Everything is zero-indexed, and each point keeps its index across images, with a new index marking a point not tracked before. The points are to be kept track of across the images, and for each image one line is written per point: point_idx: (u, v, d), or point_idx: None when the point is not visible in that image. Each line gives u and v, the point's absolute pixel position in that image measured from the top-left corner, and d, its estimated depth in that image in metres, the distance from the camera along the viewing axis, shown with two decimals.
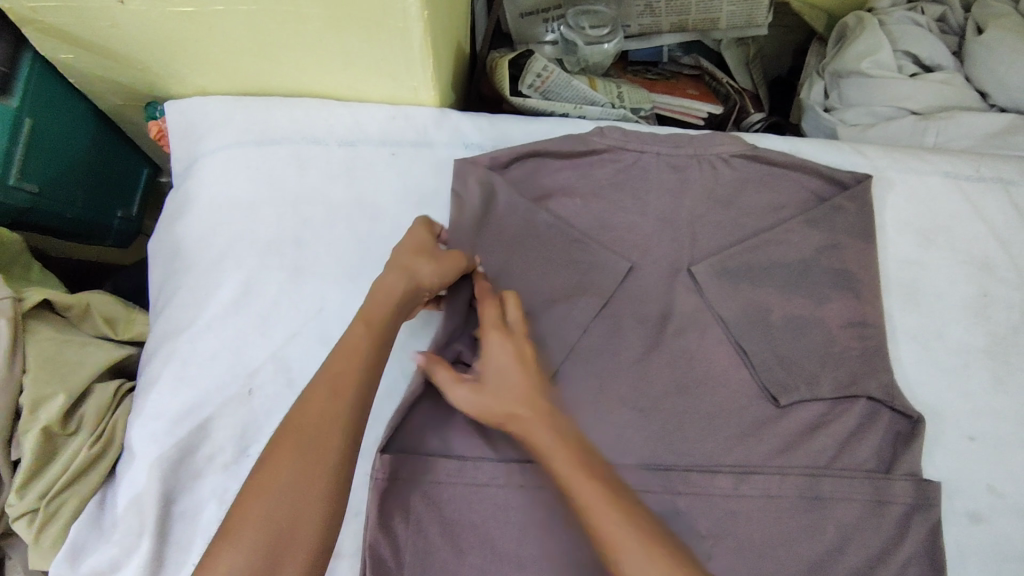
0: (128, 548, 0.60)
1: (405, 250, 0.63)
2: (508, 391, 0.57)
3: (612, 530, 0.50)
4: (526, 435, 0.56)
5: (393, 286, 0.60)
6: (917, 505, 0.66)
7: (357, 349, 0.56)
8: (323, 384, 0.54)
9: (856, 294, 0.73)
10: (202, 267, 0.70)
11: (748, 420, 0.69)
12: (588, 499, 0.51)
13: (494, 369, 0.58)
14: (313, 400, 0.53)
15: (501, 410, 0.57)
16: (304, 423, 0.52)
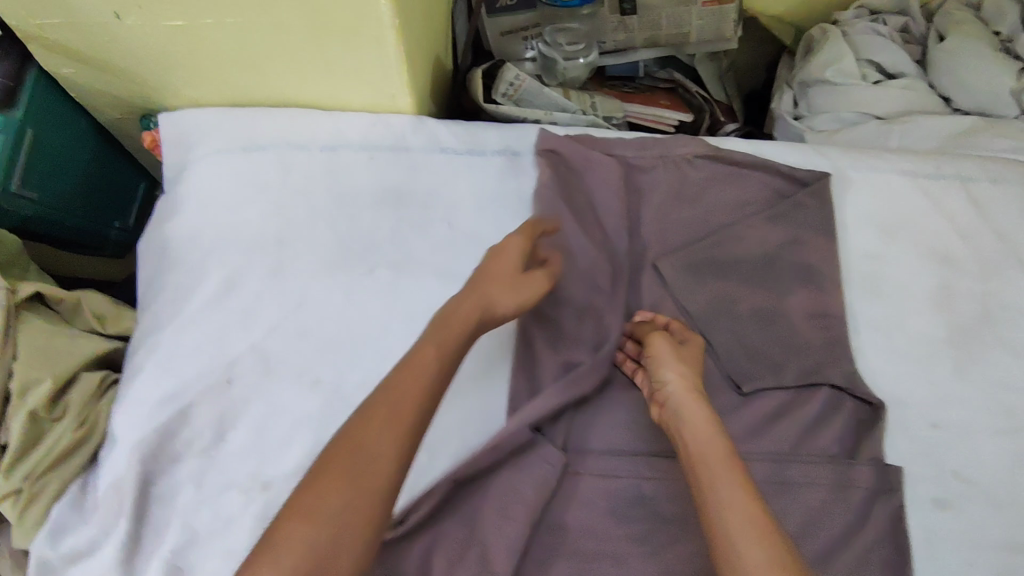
0: (107, 527, 0.63)
1: (494, 273, 0.63)
2: (675, 378, 0.62)
3: (738, 519, 0.49)
4: (683, 418, 0.59)
5: (472, 311, 0.60)
6: (878, 489, 0.68)
7: (421, 375, 0.53)
8: (381, 404, 0.51)
9: (818, 286, 0.76)
10: (188, 265, 0.73)
11: (712, 408, 0.71)
12: (714, 483, 0.52)
13: (665, 360, 0.64)
14: (372, 421, 0.49)
15: (676, 394, 0.61)
16: (356, 447, 0.48)
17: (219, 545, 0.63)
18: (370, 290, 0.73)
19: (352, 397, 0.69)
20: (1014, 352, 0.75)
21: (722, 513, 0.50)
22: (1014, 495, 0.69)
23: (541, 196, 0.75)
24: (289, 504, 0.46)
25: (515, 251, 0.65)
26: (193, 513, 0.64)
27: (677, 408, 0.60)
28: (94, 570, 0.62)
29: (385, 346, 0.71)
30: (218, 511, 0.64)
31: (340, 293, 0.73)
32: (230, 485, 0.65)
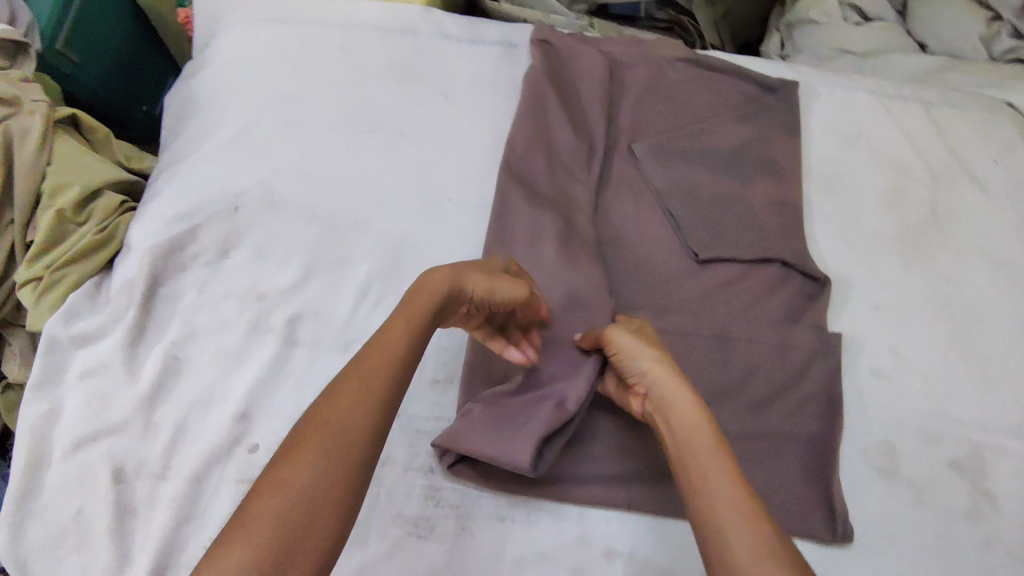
0: (117, 317, 0.70)
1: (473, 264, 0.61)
2: (653, 364, 0.59)
3: (733, 516, 0.47)
4: (670, 409, 0.56)
5: (437, 284, 0.57)
6: (818, 349, 0.73)
7: (392, 346, 0.52)
8: (353, 379, 0.49)
9: (778, 178, 0.82)
10: (210, 112, 0.81)
11: (670, 271, 0.77)
12: (703, 471, 0.50)
13: (637, 347, 0.61)
14: (341, 397, 0.48)
15: (658, 381, 0.58)
16: (328, 420, 0.46)
17: (215, 342, 0.70)
18: (369, 145, 0.81)
19: (344, 231, 0.76)
20: (957, 252, 0.81)
21: (715, 509, 0.48)
22: (943, 373, 0.75)
23: (530, 77, 0.83)
24: (261, 476, 0.44)
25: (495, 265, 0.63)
26: (194, 313, 0.71)
27: (660, 396, 0.57)
28: (101, 350, 0.69)
29: (378, 193, 0.78)
30: (216, 314, 0.71)
31: (342, 146, 0.80)
32: (228, 295, 0.72)
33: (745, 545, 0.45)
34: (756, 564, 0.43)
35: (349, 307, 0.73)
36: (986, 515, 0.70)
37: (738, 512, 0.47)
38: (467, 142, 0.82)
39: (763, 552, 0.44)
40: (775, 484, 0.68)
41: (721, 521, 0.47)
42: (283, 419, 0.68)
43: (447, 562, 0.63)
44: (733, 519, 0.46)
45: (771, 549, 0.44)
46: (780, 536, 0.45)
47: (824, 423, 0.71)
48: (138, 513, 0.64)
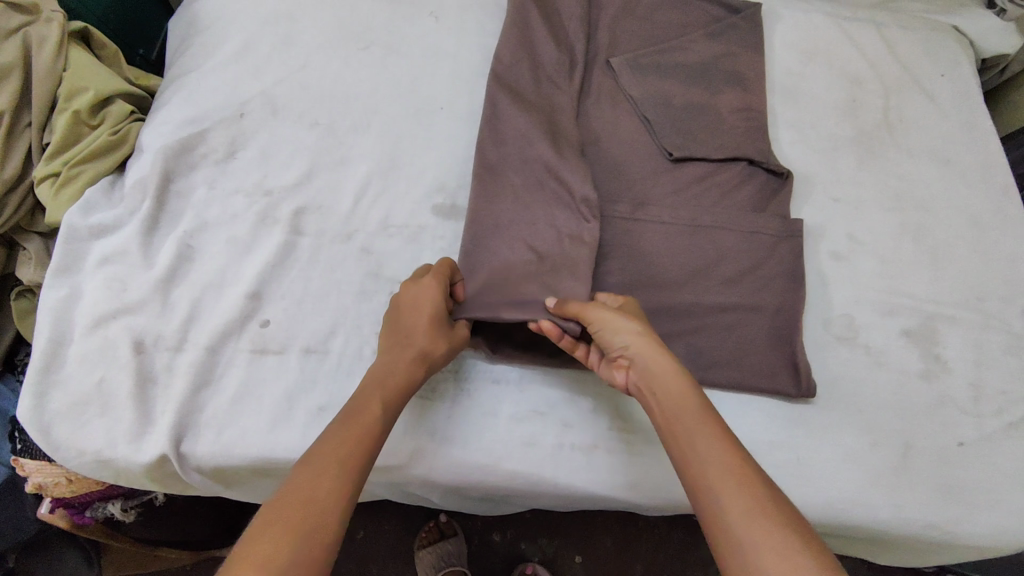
0: (132, 211, 0.75)
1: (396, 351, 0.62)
2: (635, 337, 0.61)
3: (734, 485, 0.50)
4: (654, 377, 0.59)
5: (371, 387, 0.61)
6: (783, 234, 0.80)
7: (367, 425, 0.55)
8: (330, 454, 0.51)
9: (744, 87, 0.89)
10: (213, 31, 0.86)
11: (647, 170, 0.84)
12: (693, 439, 0.54)
13: (617, 322, 0.63)
14: (319, 472, 0.50)
15: (642, 355, 0.60)
16: (307, 501, 0.48)
17: (226, 232, 0.75)
18: (364, 61, 0.86)
19: (343, 135, 0.82)
20: (909, 153, 0.89)
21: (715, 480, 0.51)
22: (897, 256, 0.82)
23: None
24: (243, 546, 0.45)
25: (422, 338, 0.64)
26: (204, 207, 0.76)
27: (648, 372, 0.60)
28: (118, 240, 0.73)
29: (374, 104, 0.84)
30: (226, 208, 0.76)
31: (339, 61, 0.86)
32: (237, 191, 0.77)
33: (746, 511, 0.49)
34: (752, 521, 0.48)
35: (351, 201, 0.78)
36: (937, 376, 0.77)
37: (735, 477, 0.51)
38: (456, 57, 0.88)
39: (761, 517, 0.48)
40: (745, 350, 0.74)
41: (715, 487, 0.50)
42: (292, 298, 0.73)
43: (449, 418, 0.69)
44: (727, 483, 0.50)
45: (766, 510, 0.48)
46: (770, 496, 0.50)
47: (789, 296, 0.77)
48: (158, 382, 0.68)
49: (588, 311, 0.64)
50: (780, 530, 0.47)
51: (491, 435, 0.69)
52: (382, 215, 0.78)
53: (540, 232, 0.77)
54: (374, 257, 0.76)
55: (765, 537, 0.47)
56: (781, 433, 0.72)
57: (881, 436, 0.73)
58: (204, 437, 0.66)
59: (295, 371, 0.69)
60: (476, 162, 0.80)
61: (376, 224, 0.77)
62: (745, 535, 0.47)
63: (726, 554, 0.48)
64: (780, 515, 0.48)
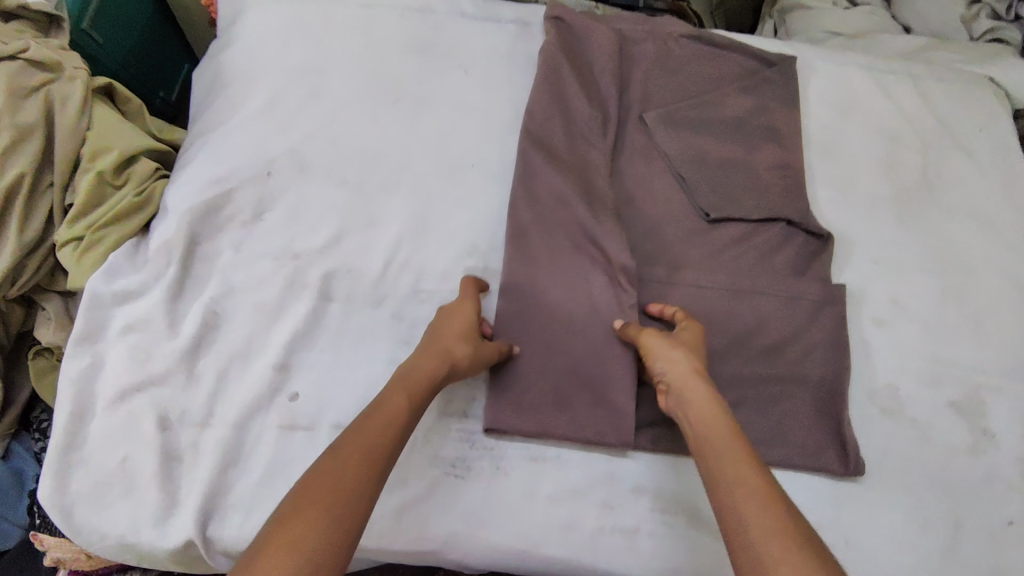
0: (157, 276, 0.72)
1: (448, 327, 0.66)
2: (678, 365, 0.63)
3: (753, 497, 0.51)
4: (690, 404, 0.60)
5: (432, 363, 0.62)
6: (825, 301, 0.77)
7: (394, 418, 0.56)
8: (355, 443, 0.53)
9: (780, 144, 0.87)
10: (238, 85, 0.84)
11: (683, 231, 0.81)
12: (722, 460, 0.54)
13: (663, 348, 0.65)
14: (343, 459, 0.52)
15: (680, 382, 0.62)
16: (331, 484, 0.49)
17: (253, 298, 0.73)
18: (393, 115, 0.84)
19: (373, 195, 0.79)
20: (948, 213, 0.87)
21: (739, 492, 0.51)
22: (941, 321, 0.80)
23: (544, 51, 0.87)
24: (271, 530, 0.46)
25: (472, 317, 0.68)
26: (230, 270, 0.74)
27: (684, 399, 0.61)
28: (142, 307, 0.71)
29: (403, 161, 0.82)
30: (253, 272, 0.74)
31: (367, 116, 0.84)
32: (264, 254, 0.75)
33: (760, 522, 0.49)
34: (772, 540, 0.47)
35: (381, 263, 0.76)
36: (986, 451, 0.74)
37: (757, 498, 0.50)
38: (487, 113, 0.86)
39: (781, 536, 0.47)
40: (787, 426, 0.72)
41: (741, 506, 0.50)
42: (321, 369, 0.70)
43: (484, 499, 0.67)
44: (751, 504, 0.50)
45: (784, 527, 0.48)
46: (795, 520, 0.49)
47: (833, 366, 0.75)
48: (183, 459, 0.66)
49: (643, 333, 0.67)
50: (798, 547, 0.46)
51: (529, 517, 0.66)
52: (413, 280, 0.76)
53: (576, 301, 0.74)
54: (405, 324, 0.74)
55: (785, 559, 0.46)
56: (827, 513, 0.70)
57: (929, 516, 0.71)
58: (233, 519, 0.64)
59: (326, 448, 0.67)
60: (509, 224, 0.77)
61: (407, 290, 0.75)
62: (761, 545, 0.47)
63: (742, 563, 0.47)
64: (802, 538, 0.47)
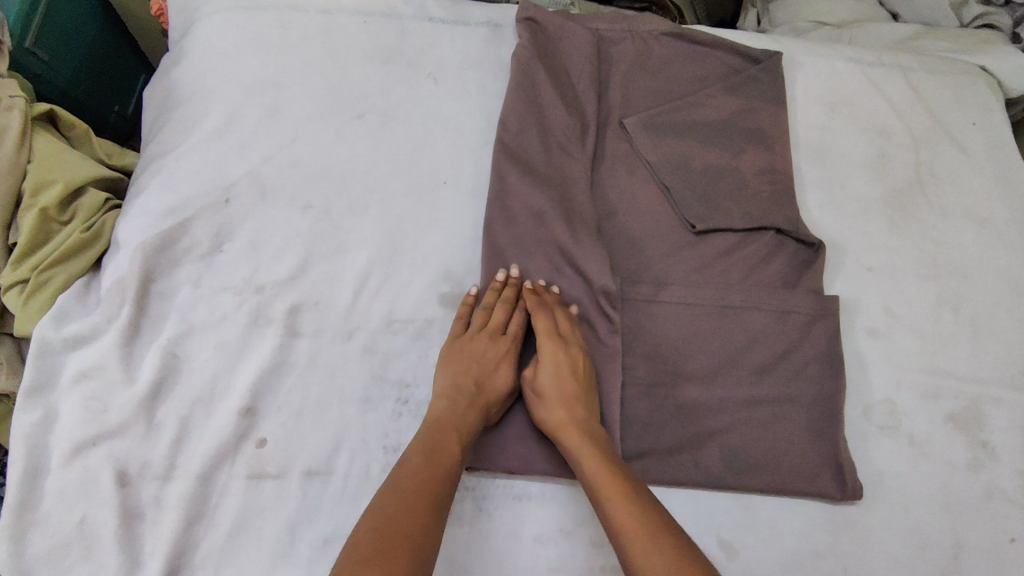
0: (110, 317, 0.68)
1: (491, 367, 0.66)
2: (552, 404, 0.64)
3: (625, 536, 0.52)
4: (569, 449, 0.61)
5: (476, 409, 0.64)
6: (817, 314, 0.74)
7: (450, 454, 0.59)
8: (418, 479, 0.55)
9: (768, 146, 0.83)
10: (192, 103, 0.79)
11: (668, 244, 0.77)
12: (604, 507, 0.55)
13: (535, 387, 0.65)
14: (409, 494, 0.54)
15: (557, 425, 0.63)
16: (405, 521, 0.51)
17: (215, 336, 0.69)
18: (359, 131, 0.79)
19: (340, 219, 0.75)
20: (942, 213, 0.83)
21: (611, 530, 0.54)
22: (937, 330, 0.77)
23: (517, 56, 0.82)
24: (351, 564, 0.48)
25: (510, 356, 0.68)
26: (190, 308, 0.69)
27: (563, 443, 0.62)
28: (95, 352, 0.66)
29: (371, 181, 0.77)
30: (214, 308, 0.70)
31: (331, 133, 0.79)
32: (225, 288, 0.70)
33: (634, 550, 0.51)
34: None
35: (350, 293, 0.72)
36: (985, 465, 0.71)
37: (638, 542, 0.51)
38: (458, 124, 0.81)
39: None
40: (782, 448, 0.69)
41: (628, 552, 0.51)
42: (290, 411, 0.66)
43: (467, 544, 0.63)
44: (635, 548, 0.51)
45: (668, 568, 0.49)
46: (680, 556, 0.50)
47: (828, 384, 0.71)
48: (146, 516, 0.62)
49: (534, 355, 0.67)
50: None
51: (514, 561, 0.63)
52: (385, 309, 0.72)
53: None
54: (378, 357, 0.70)
55: None
56: (824, 539, 0.67)
57: (931, 536, 0.68)
58: None
59: (297, 497, 0.63)
60: (485, 247, 0.73)
61: (379, 320, 0.71)
62: None
63: None
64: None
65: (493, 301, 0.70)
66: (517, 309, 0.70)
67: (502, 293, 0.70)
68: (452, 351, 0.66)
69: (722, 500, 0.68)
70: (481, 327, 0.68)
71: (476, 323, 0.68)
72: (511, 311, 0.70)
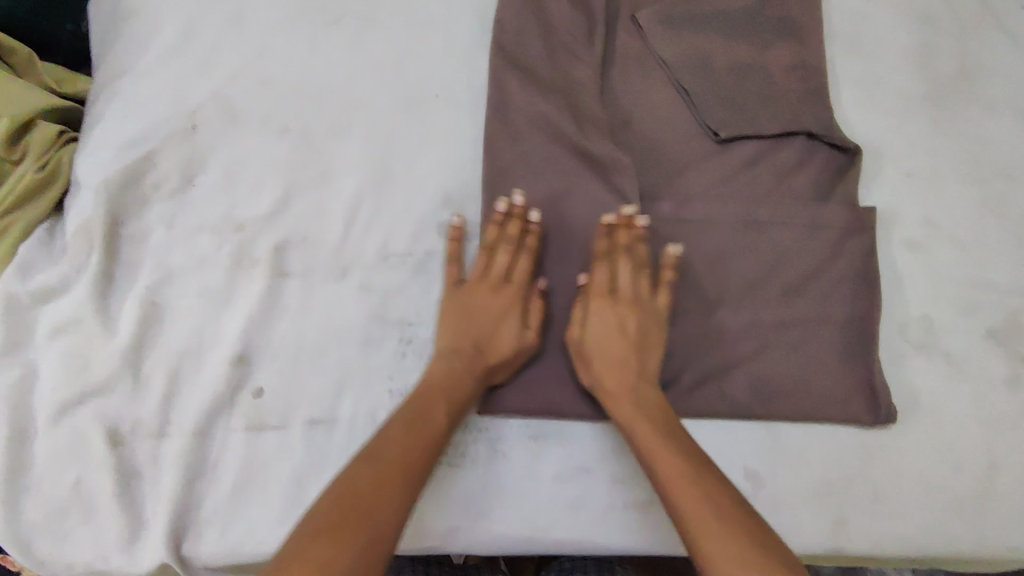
0: (80, 266, 0.62)
1: (482, 322, 0.61)
2: (609, 357, 0.60)
3: (694, 528, 0.49)
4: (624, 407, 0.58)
5: (466, 370, 0.58)
6: (852, 227, 0.68)
7: (441, 405, 0.56)
8: (398, 425, 0.54)
9: (797, 38, 0.74)
10: (143, 13, 0.69)
11: (689, 156, 0.70)
12: (665, 469, 0.53)
13: (597, 335, 0.61)
14: (391, 440, 0.52)
15: (609, 376, 0.59)
16: (376, 468, 0.50)
17: (197, 282, 0.63)
18: (336, 40, 0.70)
19: (322, 144, 0.67)
20: (986, 107, 0.76)
21: (669, 499, 0.52)
22: (979, 238, 0.71)
23: None
24: (315, 511, 0.47)
25: (507, 308, 0.61)
26: (166, 251, 0.63)
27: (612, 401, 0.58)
28: (68, 304, 0.61)
29: (354, 96, 0.69)
30: (192, 250, 0.63)
31: (305, 43, 0.70)
32: (202, 228, 0.64)
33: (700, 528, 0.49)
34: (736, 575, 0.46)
35: (341, 226, 0.65)
36: None
37: (710, 520, 0.49)
38: (448, 26, 0.72)
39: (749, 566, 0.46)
40: (813, 375, 0.65)
41: (691, 524, 0.49)
42: (286, 357, 0.61)
43: (485, 488, 0.60)
44: (708, 526, 0.49)
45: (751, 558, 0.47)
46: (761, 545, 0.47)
47: (862, 303, 0.66)
48: (144, 476, 0.59)
49: (591, 296, 0.62)
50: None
51: (534, 501, 0.60)
52: (381, 242, 0.65)
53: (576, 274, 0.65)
54: (376, 297, 0.64)
55: None
56: (855, 464, 0.64)
57: (965, 456, 0.65)
58: (207, 536, 0.58)
59: (300, 449, 0.59)
60: (486, 169, 0.66)
61: (374, 254, 0.65)
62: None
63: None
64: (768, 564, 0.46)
65: (494, 241, 0.63)
66: (523, 251, 0.63)
67: (504, 231, 0.63)
68: (451, 306, 0.61)
69: (749, 431, 0.64)
70: (481, 276, 0.62)
71: (473, 273, 0.63)
72: (516, 253, 0.63)
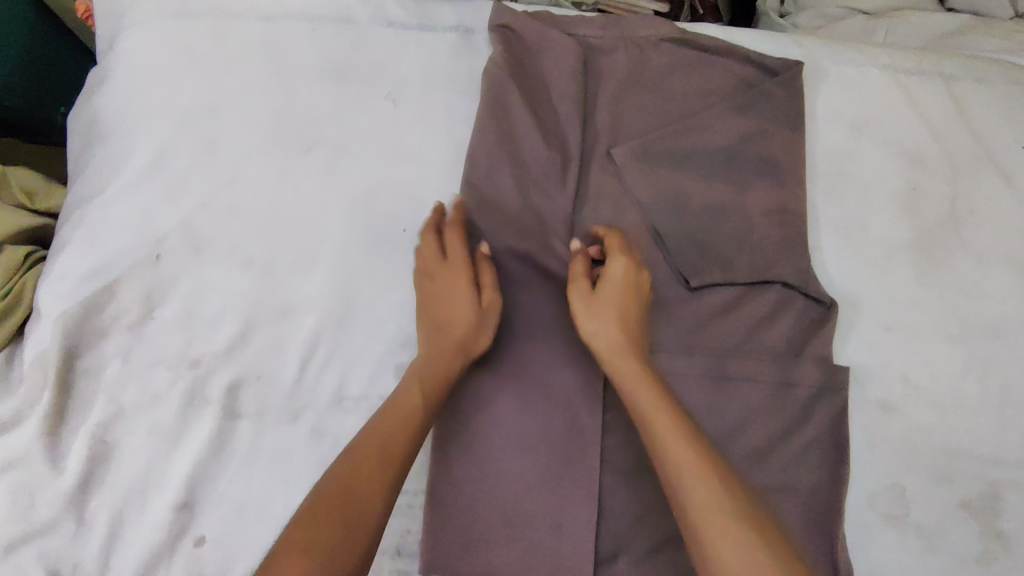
0: (32, 401, 0.62)
1: (436, 304, 0.62)
2: (611, 314, 0.60)
3: (694, 505, 0.47)
4: (625, 370, 0.57)
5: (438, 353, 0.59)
6: (824, 388, 0.66)
7: (411, 410, 0.55)
8: (371, 435, 0.53)
9: (778, 180, 0.72)
10: (117, 134, 0.70)
11: (657, 302, 0.68)
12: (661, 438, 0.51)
13: (607, 286, 0.61)
14: (363, 452, 0.52)
15: (611, 329, 0.59)
16: (353, 479, 0.50)
17: (148, 421, 0.62)
18: (306, 168, 0.70)
19: (285, 278, 0.67)
20: (978, 258, 0.73)
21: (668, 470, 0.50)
22: (958, 401, 0.68)
23: (488, 74, 0.70)
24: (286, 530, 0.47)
25: (452, 283, 0.62)
26: (120, 388, 0.63)
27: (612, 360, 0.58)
28: (17, 440, 0.61)
29: (321, 228, 0.68)
30: (146, 387, 0.63)
31: (276, 171, 0.69)
32: (157, 363, 0.64)
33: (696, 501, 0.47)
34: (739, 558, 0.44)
35: (296, 367, 0.64)
36: (997, 559, 0.64)
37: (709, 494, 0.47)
38: (422, 157, 0.71)
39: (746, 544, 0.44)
40: None
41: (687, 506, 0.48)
42: (232, 504, 0.61)
43: None
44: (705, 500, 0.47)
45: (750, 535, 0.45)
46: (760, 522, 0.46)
47: (828, 470, 0.64)
48: None
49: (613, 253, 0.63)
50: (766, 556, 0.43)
51: None
52: (337, 385, 0.64)
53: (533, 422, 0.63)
54: (326, 443, 0.62)
55: None
56: None
57: None
58: None
59: None
60: None
61: (328, 397, 0.64)
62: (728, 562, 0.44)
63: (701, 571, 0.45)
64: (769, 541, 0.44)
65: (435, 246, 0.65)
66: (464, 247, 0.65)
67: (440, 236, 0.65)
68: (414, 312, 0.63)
69: None
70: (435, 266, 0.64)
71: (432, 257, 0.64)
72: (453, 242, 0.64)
